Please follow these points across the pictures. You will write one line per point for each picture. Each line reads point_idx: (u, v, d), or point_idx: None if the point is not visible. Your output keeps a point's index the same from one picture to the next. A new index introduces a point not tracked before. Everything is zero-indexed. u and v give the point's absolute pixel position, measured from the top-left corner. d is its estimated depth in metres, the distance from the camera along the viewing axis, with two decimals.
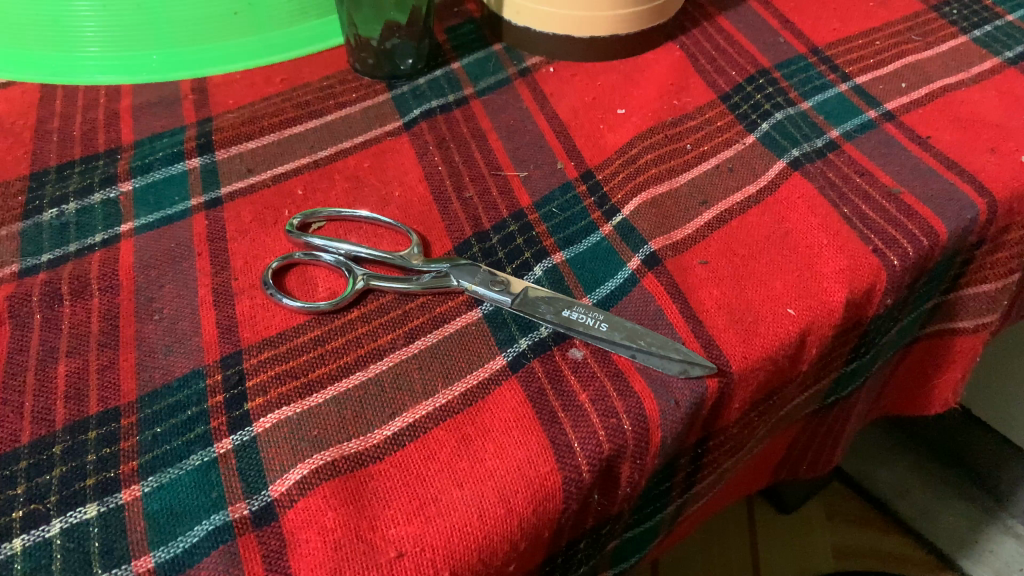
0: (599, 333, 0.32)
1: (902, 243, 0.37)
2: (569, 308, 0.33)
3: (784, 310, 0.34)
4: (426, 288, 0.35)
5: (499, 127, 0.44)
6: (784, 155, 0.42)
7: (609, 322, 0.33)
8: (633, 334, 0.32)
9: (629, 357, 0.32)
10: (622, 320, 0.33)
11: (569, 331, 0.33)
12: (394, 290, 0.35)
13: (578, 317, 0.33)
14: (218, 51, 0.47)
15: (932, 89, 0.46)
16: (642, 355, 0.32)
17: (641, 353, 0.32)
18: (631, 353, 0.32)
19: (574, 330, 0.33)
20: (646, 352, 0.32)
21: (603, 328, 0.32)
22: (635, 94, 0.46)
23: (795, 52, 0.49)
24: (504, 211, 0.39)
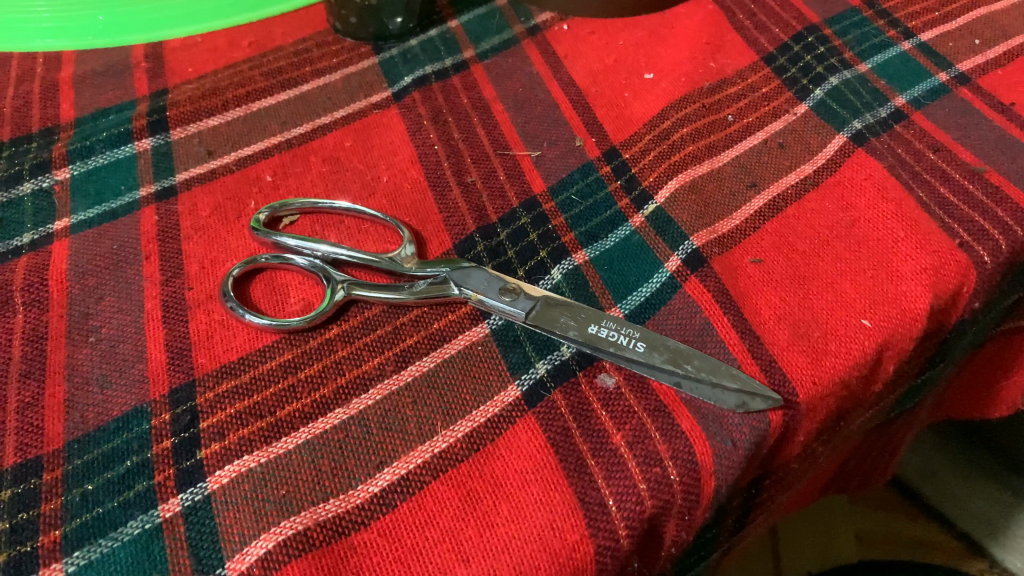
0: (634, 355, 0.26)
1: (993, 234, 0.31)
2: (596, 322, 0.27)
3: (859, 321, 0.28)
4: (420, 299, 0.28)
5: (505, 97, 0.37)
6: (844, 128, 0.35)
7: (647, 341, 0.27)
8: (678, 357, 0.26)
9: (673, 386, 0.26)
10: (663, 338, 0.27)
11: (596, 352, 0.27)
12: (382, 301, 0.28)
13: (608, 335, 0.27)
14: (179, 10, 0.41)
15: (1011, 45, 0.39)
16: (688, 384, 0.26)
17: (688, 382, 0.26)
18: (675, 381, 0.26)
19: (603, 351, 0.26)
20: (694, 381, 0.26)
21: (639, 349, 0.26)
22: (665, 56, 0.39)
23: (846, 4, 0.43)
24: (513, 199, 0.32)
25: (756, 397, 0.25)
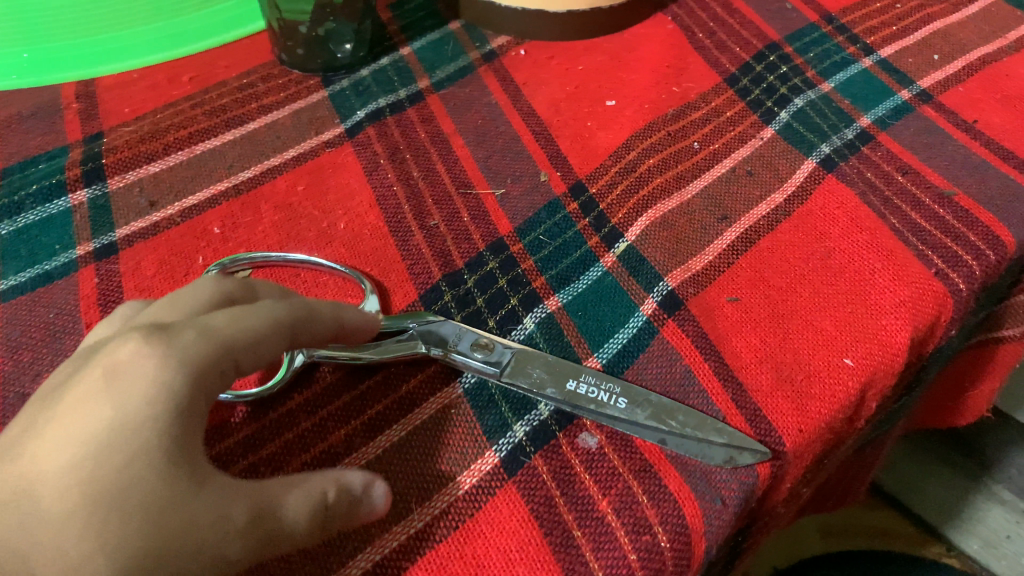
0: (615, 412, 0.25)
1: (967, 260, 0.30)
2: (573, 378, 0.26)
3: (842, 360, 0.27)
4: (385, 359, 0.27)
5: (464, 129, 0.36)
6: (812, 153, 0.35)
7: (628, 396, 0.25)
8: (661, 413, 0.25)
9: (658, 444, 0.25)
10: (644, 391, 0.26)
11: (576, 410, 0.25)
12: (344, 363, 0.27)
13: (587, 392, 0.25)
14: (97, 48, 0.38)
15: (970, 60, 0.39)
16: (674, 442, 0.25)
17: (673, 439, 0.25)
18: (660, 439, 0.25)
19: (582, 409, 0.25)
20: (679, 438, 0.24)
21: (621, 406, 0.25)
22: (626, 81, 0.38)
23: (805, 20, 0.42)
24: (479, 242, 0.31)
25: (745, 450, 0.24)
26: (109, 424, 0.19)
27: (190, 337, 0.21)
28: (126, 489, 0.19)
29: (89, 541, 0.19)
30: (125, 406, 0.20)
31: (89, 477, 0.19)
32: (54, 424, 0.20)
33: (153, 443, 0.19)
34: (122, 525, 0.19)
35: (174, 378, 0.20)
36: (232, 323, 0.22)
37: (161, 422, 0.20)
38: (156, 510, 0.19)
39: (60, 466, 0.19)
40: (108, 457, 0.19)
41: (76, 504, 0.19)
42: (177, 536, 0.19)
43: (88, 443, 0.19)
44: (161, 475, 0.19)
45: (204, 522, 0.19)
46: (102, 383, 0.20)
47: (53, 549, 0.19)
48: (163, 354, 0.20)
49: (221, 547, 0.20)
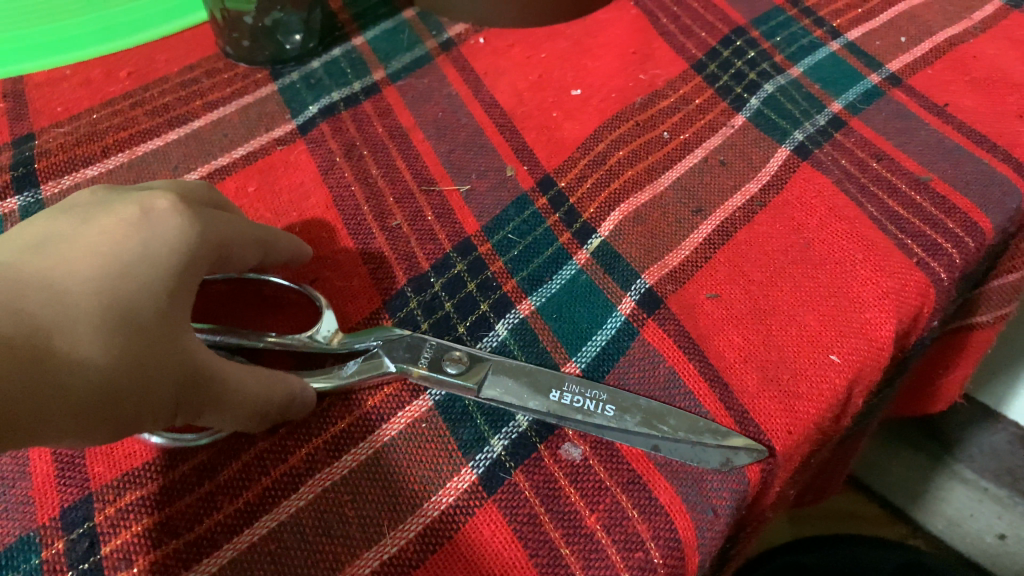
0: (603, 420, 0.24)
1: (946, 248, 0.30)
2: (555, 388, 0.24)
3: (828, 356, 0.26)
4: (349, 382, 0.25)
5: (424, 123, 0.34)
6: (785, 140, 0.34)
7: (615, 403, 0.24)
8: (651, 418, 0.24)
9: (651, 452, 0.23)
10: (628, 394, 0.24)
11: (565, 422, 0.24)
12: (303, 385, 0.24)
13: (573, 402, 0.24)
14: (11, 45, 0.36)
15: (937, 41, 0.39)
16: (667, 447, 0.23)
17: (666, 445, 0.23)
18: (654, 445, 0.23)
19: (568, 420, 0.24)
20: (673, 442, 0.23)
21: (609, 414, 0.24)
22: (591, 69, 0.36)
23: (770, 3, 0.41)
24: (445, 243, 0.30)
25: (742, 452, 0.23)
26: (134, 256, 0.21)
27: (206, 218, 0.23)
28: (138, 304, 0.21)
29: (102, 336, 0.20)
30: (148, 247, 0.22)
31: (110, 287, 0.20)
32: (75, 244, 0.21)
33: (166, 278, 0.21)
34: (136, 336, 0.20)
35: (194, 245, 0.22)
36: (234, 225, 0.24)
37: (178, 270, 0.22)
38: (162, 333, 0.21)
39: (82, 274, 0.20)
40: (129, 279, 0.21)
41: (96, 306, 0.20)
42: (167, 366, 0.21)
43: (113, 265, 0.21)
44: (165, 307, 0.21)
45: (189, 363, 0.21)
46: (124, 225, 0.22)
47: (64, 337, 0.19)
48: (184, 222, 0.23)
49: (191, 395, 0.21)
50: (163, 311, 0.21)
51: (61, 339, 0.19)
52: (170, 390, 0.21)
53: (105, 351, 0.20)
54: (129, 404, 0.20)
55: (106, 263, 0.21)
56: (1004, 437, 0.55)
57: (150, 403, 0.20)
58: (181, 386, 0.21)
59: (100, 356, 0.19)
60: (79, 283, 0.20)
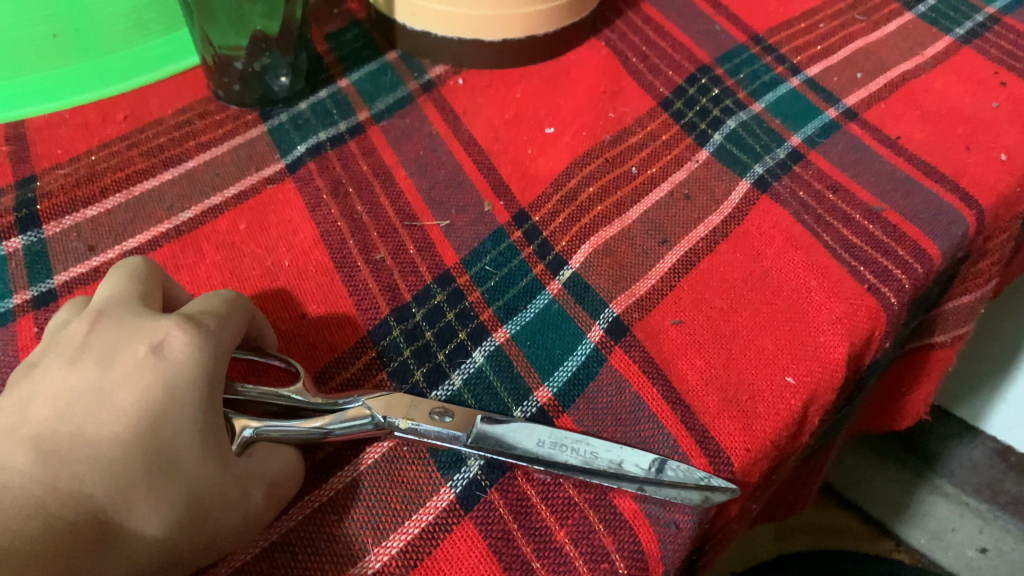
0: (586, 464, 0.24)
1: (896, 274, 0.32)
2: (536, 435, 0.25)
3: (784, 378, 0.28)
4: (337, 433, 0.25)
5: (406, 160, 0.36)
6: (746, 174, 0.36)
7: (602, 447, 0.25)
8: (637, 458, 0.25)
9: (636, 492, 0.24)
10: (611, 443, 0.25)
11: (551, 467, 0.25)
12: (290, 435, 0.25)
13: (558, 448, 0.25)
14: (8, 91, 0.37)
15: (891, 77, 0.41)
16: (651, 488, 0.24)
17: (651, 485, 0.24)
18: (640, 485, 0.24)
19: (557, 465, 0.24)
20: (657, 483, 0.24)
21: (595, 456, 0.25)
22: (563, 107, 0.39)
23: (734, 41, 0.43)
24: (426, 274, 0.31)
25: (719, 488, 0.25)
26: (163, 398, 0.22)
27: (207, 332, 0.24)
28: (182, 450, 0.22)
29: (158, 496, 0.21)
30: (172, 383, 0.23)
31: (154, 441, 0.22)
32: (104, 398, 0.22)
33: (197, 417, 0.22)
34: (191, 487, 0.22)
35: (209, 368, 0.23)
36: (222, 325, 0.25)
37: (202, 400, 0.23)
38: (210, 473, 0.22)
39: (122, 433, 0.21)
40: (167, 426, 0.22)
41: (144, 462, 0.21)
42: (223, 500, 0.22)
43: (146, 411, 0.22)
44: (210, 445, 0.22)
45: (236, 487, 0.22)
46: (146, 364, 0.23)
47: (123, 504, 0.21)
48: (194, 345, 0.23)
49: (252, 512, 0.23)
50: (209, 451, 0.22)
51: (121, 510, 0.21)
52: (230, 519, 0.22)
53: (162, 508, 0.21)
54: (200, 547, 0.22)
55: (137, 414, 0.22)
56: (984, 450, 0.65)
57: (217, 540, 0.22)
58: (238, 513, 0.22)
59: (159, 516, 0.21)
60: (117, 445, 0.21)
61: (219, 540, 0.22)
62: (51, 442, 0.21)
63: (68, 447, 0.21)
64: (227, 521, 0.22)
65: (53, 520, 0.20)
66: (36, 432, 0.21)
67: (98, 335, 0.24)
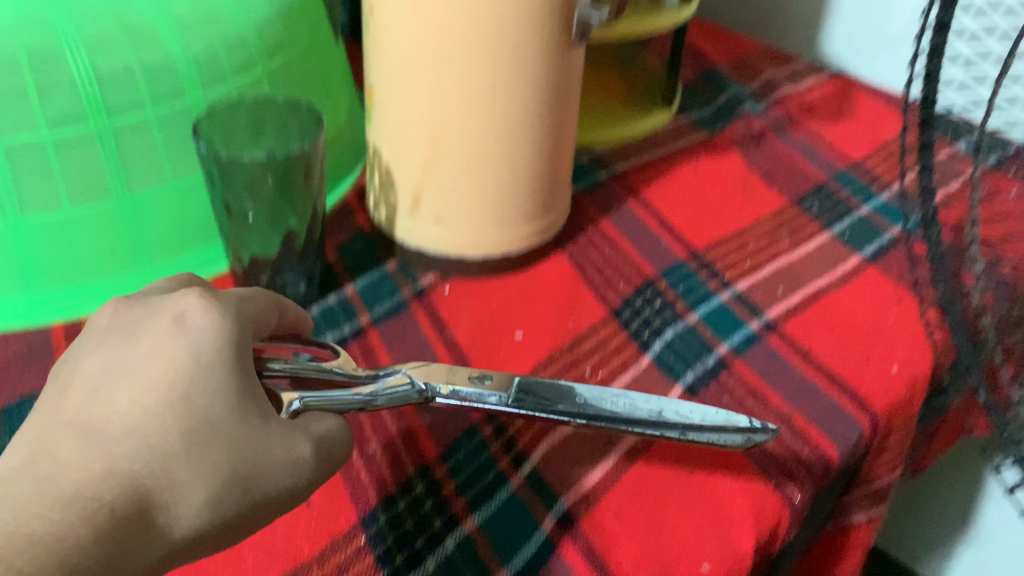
0: (628, 412, 0.35)
1: (799, 473, 0.38)
2: (580, 395, 0.36)
3: (700, 567, 0.34)
4: (378, 400, 0.34)
5: (399, 360, 0.43)
6: (679, 380, 0.43)
7: (629, 402, 0.36)
8: (661, 412, 0.36)
9: (677, 437, 0.34)
10: (646, 397, 0.37)
11: (595, 420, 0.35)
12: (332, 402, 0.32)
13: (600, 404, 0.35)
14: (72, 293, 0.44)
15: (808, 292, 0.49)
16: (690, 431, 0.35)
17: (691, 430, 0.35)
18: (680, 431, 0.35)
19: (602, 416, 0.35)
20: (695, 427, 0.35)
21: (630, 408, 0.35)
22: (530, 315, 0.46)
23: (677, 257, 0.52)
24: (410, 466, 0.38)
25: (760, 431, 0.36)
26: (193, 365, 0.27)
27: (227, 307, 0.29)
28: (215, 413, 0.26)
29: (196, 456, 0.25)
30: (199, 354, 0.27)
31: (188, 407, 0.26)
32: (139, 373, 0.27)
33: (223, 381, 0.27)
34: (225, 444, 0.26)
35: (231, 332, 0.28)
36: (244, 303, 0.31)
37: (229, 362, 0.28)
38: (244, 431, 0.27)
39: (158, 404, 0.26)
40: (196, 392, 0.26)
41: (179, 431, 0.26)
42: (261, 455, 0.27)
43: (177, 379, 0.26)
44: (242, 401, 0.27)
45: (277, 440, 0.27)
46: (175, 336, 0.28)
47: (165, 469, 0.25)
48: (215, 317, 0.29)
49: (294, 463, 0.28)
50: (240, 412, 0.27)
51: (162, 479, 0.25)
52: (272, 471, 0.27)
53: (202, 470, 0.25)
54: (244, 497, 0.26)
55: (167, 381, 0.26)
56: None
57: (261, 491, 0.27)
58: (278, 467, 0.27)
59: (199, 476, 0.25)
60: (150, 413, 0.26)
61: (261, 489, 0.27)
62: (93, 423, 0.25)
63: (114, 422, 0.25)
64: (270, 474, 0.27)
65: (105, 484, 0.24)
66: (76, 416, 0.26)
67: (121, 323, 0.29)
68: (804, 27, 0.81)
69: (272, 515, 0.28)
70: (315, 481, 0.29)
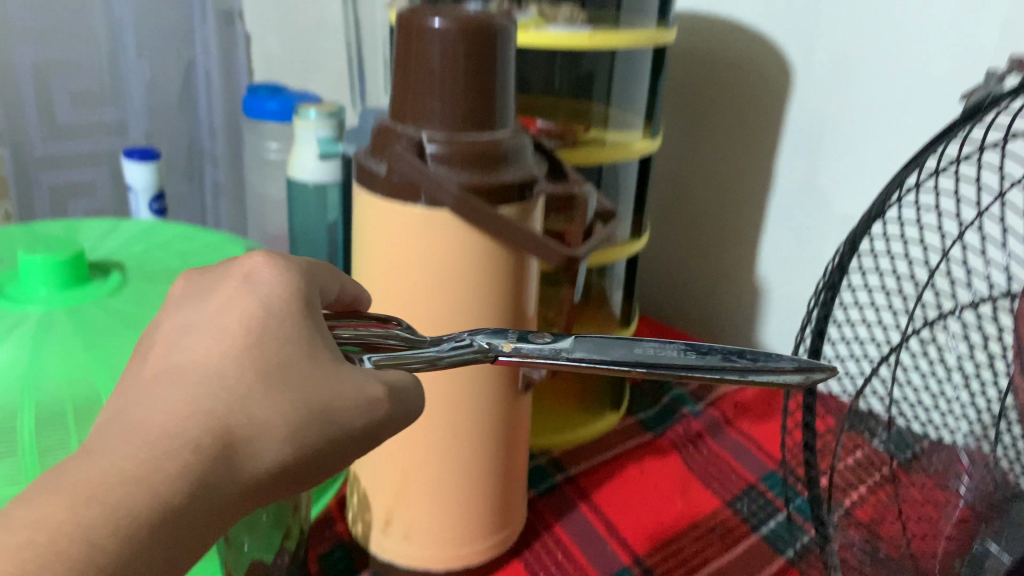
0: (682, 360, 0.37)
1: None
2: (634, 348, 0.38)
3: None
4: (447, 355, 0.38)
5: None
6: None
7: (693, 352, 0.38)
8: (727, 359, 0.37)
9: (738, 374, 0.36)
10: (695, 347, 0.39)
11: (654, 367, 0.37)
12: (400, 361, 0.37)
13: (655, 354, 0.38)
14: None
15: None
16: (749, 373, 0.37)
17: (751, 372, 0.37)
18: (739, 373, 0.37)
19: (659, 364, 0.37)
20: (753, 367, 0.37)
21: (690, 357, 0.37)
22: None
23: (620, 562, 0.58)
24: None
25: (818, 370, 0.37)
26: (267, 314, 0.34)
27: (291, 269, 0.37)
28: (288, 348, 0.33)
29: (270, 393, 0.31)
30: (271, 306, 0.34)
31: (265, 349, 0.32)
32: (219, 324, 0.33)
33: (290, 327, 0.34)
34: (298, 381, 0.32)
35: (297, 284, 0.36)
36: (311, 270, 0.38)
37: (300, 312, 0.35)
38: (314, 367, 0.33)
39: (236, 347, 0.32)
40: (271, 336, 0.33)
41: (254, 373, 0.31)
42: (335, 397, 0.33)
43: (253, 324, 0.33)
44: (312, 345, 0.34)
45: (350, 385, 0.33)
46: (247, 291, 0.35)
47: (244, 404, 0.30)
48: (279, 275, 0.36)
49: (368, 403, 0.34)
50: (311, 354, 0.33)
51: (244, 417, 0.30)
52: (348, 413, 0.33)
53: (279, 408, 0.31)
54: (322, 431, 0.32)
55: (241, 328, 0.33)
56: None
57: (333, 424, 0.33)
58: (353, 406, 0.33)
59: (275, 411, 0.31)
60: (227, 356, 0.32)
61: (339, 426, 0.33)
62: (176, 368, 0.31)
63: (200, 364, 0.31)
64: (346, 416, 0.33)
65: (192, 421, 0.29)
66: (161, 369, 0.31)
67: (191, 297, 0.36)
68: (742, 335, 0.92)
69: (346, 454, 0.34)
70: (387, 424, 0.35)
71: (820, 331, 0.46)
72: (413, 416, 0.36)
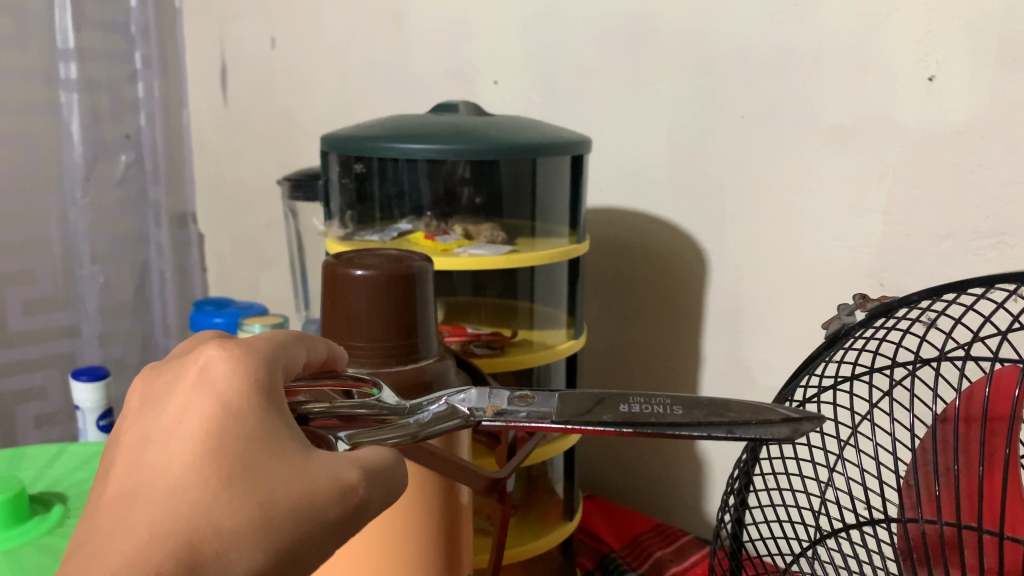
0: (669, 417, 0.38)
1: None
2: (628, 401, 0.39)
3: None
4: (427, 427, 0.40)
5: None
6: None
7: (679, 406, 0.38)
8: (719, 410, 0.38)
9: (725, 433, 0.37)
10: (683, 400, 0.39)
11: (640, 427, 0.37)
12: (379, 439, 0.39)
13: (640, 412, 0.38)
14: None
15: None
16: (737, 428, 0.37)
17: (738, 427, 0.37)
18: (727, 429, 0.37)
19: (642, 424, 0.37)
20: (741, 422, 0.37)
21: (678, 412, 0.38)
22: None
23: None
24: None
25: (803, 422, 0.38)
26: (227, 414, 0.33)
27: (246, 353, 0.36)
28: (250, 448, 0.33)
29: (236, 499, 0.31)
30: (230, 404, 0.34)
31: (226, 453, 0.32)
32: (178, 432, 0.33)
33: (248, 425, 0.33)
34: (262, 483, 0.32)
35: (255, 368, 0.35)
36: (273, 350, 0.37)
37: (260, 403, 0.34)
38: (282, 464, 0.33)
39: (196, 458, 0.32)
40: (232, 437, 0.33)
41: (218, 482, 0.31)
42: (307, 488, 0.32)
43: (213, 427, 0.33)
44: (277, 439, 0.33)
45: (323, 472, 0.33)
46: (203, 387, 0.35)
47: (210, 518, 0.30)
48: (236, 364, 0.35)
49: (342, 489, 0.33)
50: (277, 448, 0.33)
51: (210, 531, 0.30)
52: (322, 500, 0.33)
53: (245, 514, 0.31)
54: (296, 526, 0.32)
55: (200, 435, 0.33)
56: None
57: (311, 519, 0.32)
58: (328, 494, 0.33)
59: (244, 519, 0.31)
60: (188, 470, 0.32)
61: (315, 517, 0.32)
62: (141, 488, 0.31)
63: (163, 483, 0.31)
64: (322, 505, 0.33)
65: (153, 546, 0.29)
66: (125, 492, 0.32)
67: (153, 391, 0.37)
68: (686, 508, 0.90)
69: (329, 549, 0.33)
70: (368, 505, 0.34)
71: (747, 472, 0.48)
72: (395, 493, 0.36)
